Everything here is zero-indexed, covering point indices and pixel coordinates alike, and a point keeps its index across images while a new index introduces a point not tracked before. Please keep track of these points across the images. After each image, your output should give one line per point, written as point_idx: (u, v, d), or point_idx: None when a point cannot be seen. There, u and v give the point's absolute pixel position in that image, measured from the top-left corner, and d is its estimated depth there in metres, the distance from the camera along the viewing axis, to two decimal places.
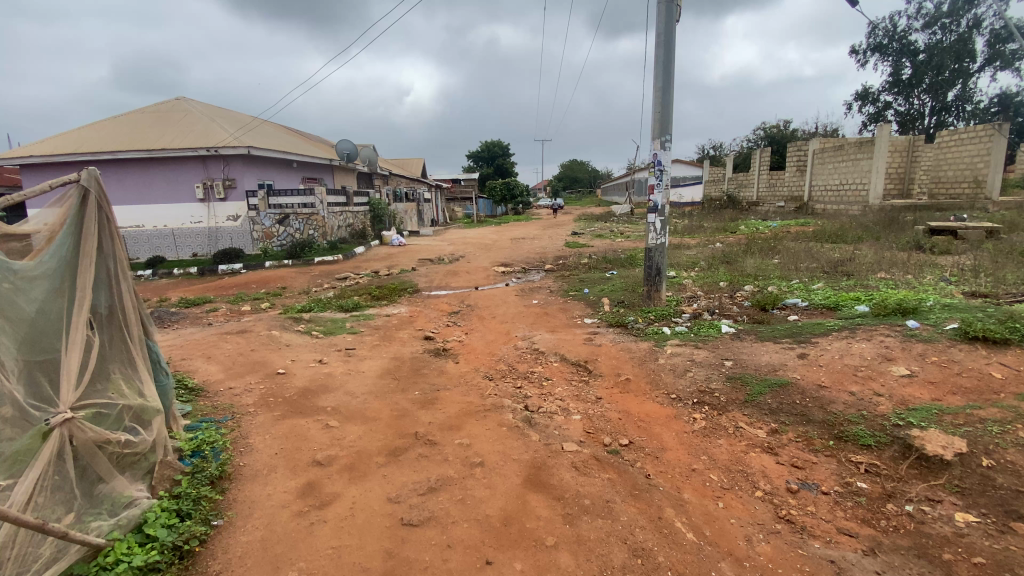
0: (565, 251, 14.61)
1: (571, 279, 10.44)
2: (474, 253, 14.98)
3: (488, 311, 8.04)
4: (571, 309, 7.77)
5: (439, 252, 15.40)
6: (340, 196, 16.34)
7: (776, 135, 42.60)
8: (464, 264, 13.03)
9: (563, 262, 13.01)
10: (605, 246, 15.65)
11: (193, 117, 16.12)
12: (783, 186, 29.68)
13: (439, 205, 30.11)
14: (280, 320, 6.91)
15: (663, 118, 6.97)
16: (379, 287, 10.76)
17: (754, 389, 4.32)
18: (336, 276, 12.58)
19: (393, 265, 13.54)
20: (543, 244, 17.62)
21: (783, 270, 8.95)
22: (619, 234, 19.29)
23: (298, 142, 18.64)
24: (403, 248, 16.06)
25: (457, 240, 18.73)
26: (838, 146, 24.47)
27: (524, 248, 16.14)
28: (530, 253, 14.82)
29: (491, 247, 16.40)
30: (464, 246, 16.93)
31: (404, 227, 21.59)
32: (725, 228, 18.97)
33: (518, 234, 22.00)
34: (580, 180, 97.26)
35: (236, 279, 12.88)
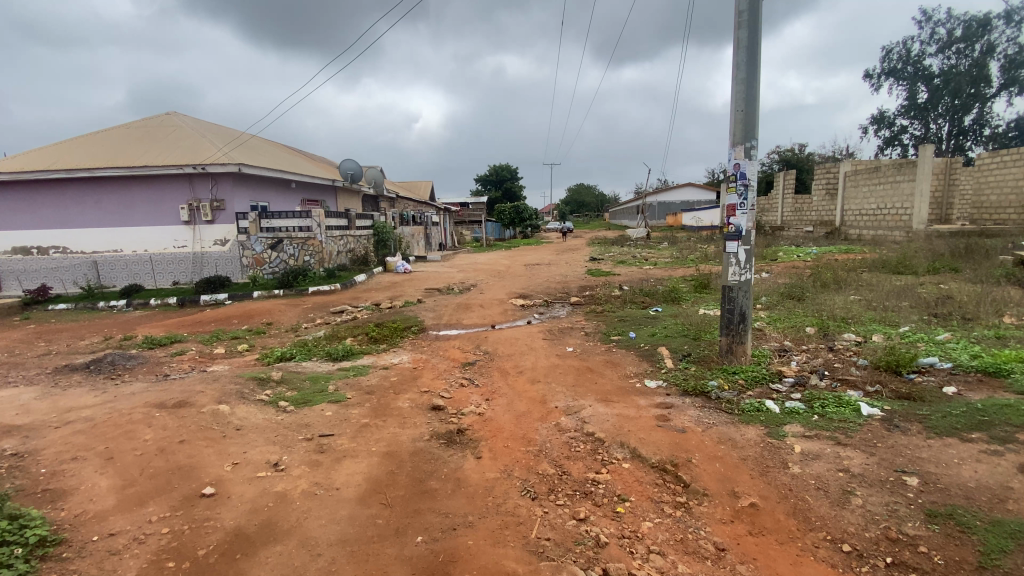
0: (592, 281, 12.86)
1: (608, 316, 8.67)
2: (489, 282, 13.30)
3: (513, 362, 6.30)
4: (622, 361, 6.01)
5: (448, 281, 13.77)
6: (342, 218, 14.73)
7: (794, 158, 41.18)
8: (477, 296, 11.32)
9: (592, 294, 11.25)
10: (634, 275, 13.89)
11: (182, 133, 14.79)
12: (810, 210, 27.82)
13: (448, 228, 28.64)
14: (240, 380, 5.20)
15: (748, 119, 5.29)
16: (378, 324, 9.05)
17: (988, 541, 2.62)
18: (331, 309, 10.94)
19: (396, 296, 11.90)
20: (562, 271, 15.93)
21: (878, 312, 7.18)
22: (644, 261, 17.58)
23: (297, 161, 17.31)
24: (409, 276, 14.46)
25: (466, 267, 17.09)
26: (874, 168, 22.69)
27: (543, 276, 14.42)
28: (551, 282, 13.08)
29: (505, 275, 14.74)
30: (476, 274, 15.30)
31: (411, 252, 20.05)
32: (761, 255, 17.16)
33: (532, 259, 20.35)
34: (588, 204, 96.23)
35: (217, 312, 11.26)
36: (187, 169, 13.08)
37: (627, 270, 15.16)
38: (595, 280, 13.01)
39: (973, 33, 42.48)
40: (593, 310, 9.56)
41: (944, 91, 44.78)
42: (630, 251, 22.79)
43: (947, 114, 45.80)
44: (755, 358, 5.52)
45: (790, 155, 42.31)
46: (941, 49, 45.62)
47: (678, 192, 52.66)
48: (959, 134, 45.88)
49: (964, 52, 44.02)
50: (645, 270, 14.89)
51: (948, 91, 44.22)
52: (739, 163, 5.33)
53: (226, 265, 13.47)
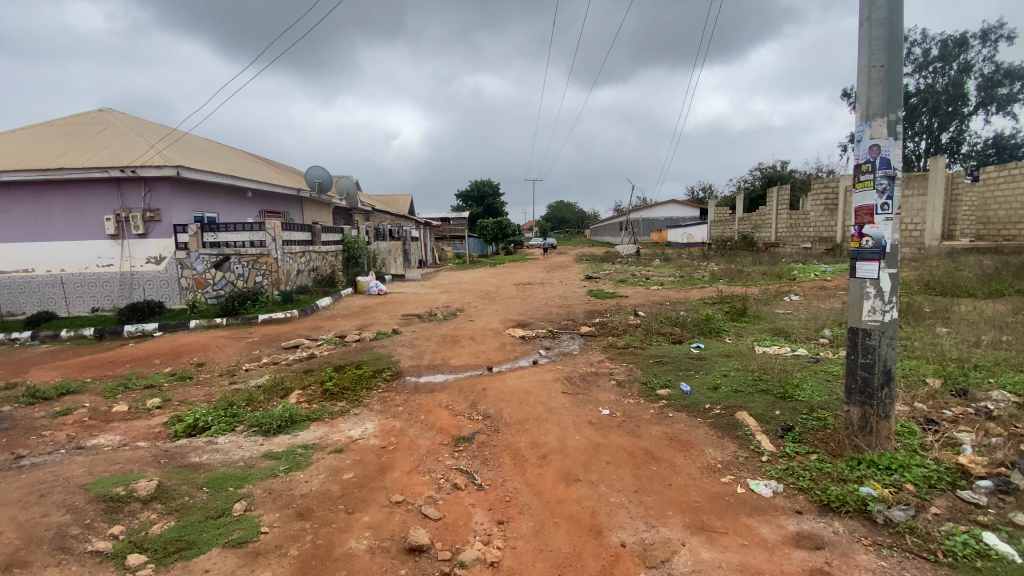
0: (600, 305, 10.98)
1: (638, 355, 6.73)
2: (479, 306, 11.32)
3: (531, 438, 4.29)
4: (693, 440, 4.06)
5: (430, 305, 11.74)
6: (305, 232, 12.59)
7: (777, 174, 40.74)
8: (465, 325, 9.28)
9: (605, 323, 9.31)
10: (644, 297, 12.05)
11: (114, 131, 12.51)
12: (806, 226, 26.27)
13: (427, 244, 26.56)
14: (85, 499, 3.08)
15: (893, 77, 3.49)
16: (341, 366, 6.93)
17: None
18: (284, 344, 8.79)
19: (366, 326, 9.82)
20: (559, 291, 13.99)
21: (1004, 356, 5.41)
22: (647, 281, 15.76)
23: (254, 167, 15.16)
24: (383, 299, 12.38)
25: (448, 287, 15.07)
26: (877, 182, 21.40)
27: (540, 299, 12.47)
28: (552, 306, 11.13)
29: (495, 298, 12.78)
30: (461, 295, 13.32)
31: (386, 270, 17.92)
32: (776, 274, 15.52)
33: (522, 277, 18.41)
34: (569, 220, 95.35)
35: (140, 348, 8.99)
36: (115, 172, 10.81)
37: (633, 290, 13.35)
38: (603, 304, 11.12)
39: (947, 53, 43.14)
40: (613, 345, 7.61)
41: (920, 110, 45.23)
42: (627, 268, 21.06)
43: (924, 132, 46.23)
44: (901, 439, 3.66)
45: (767, 174, 42.38)
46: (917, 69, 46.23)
47: (661, 209, 51.76)
48: (936, 151, 46.27)
49: (938, 72, 44.65)
50: (654, 291, 13.10)
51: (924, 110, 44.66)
52: (878, 145, 3.50)
53: (160, 288, 11.13)
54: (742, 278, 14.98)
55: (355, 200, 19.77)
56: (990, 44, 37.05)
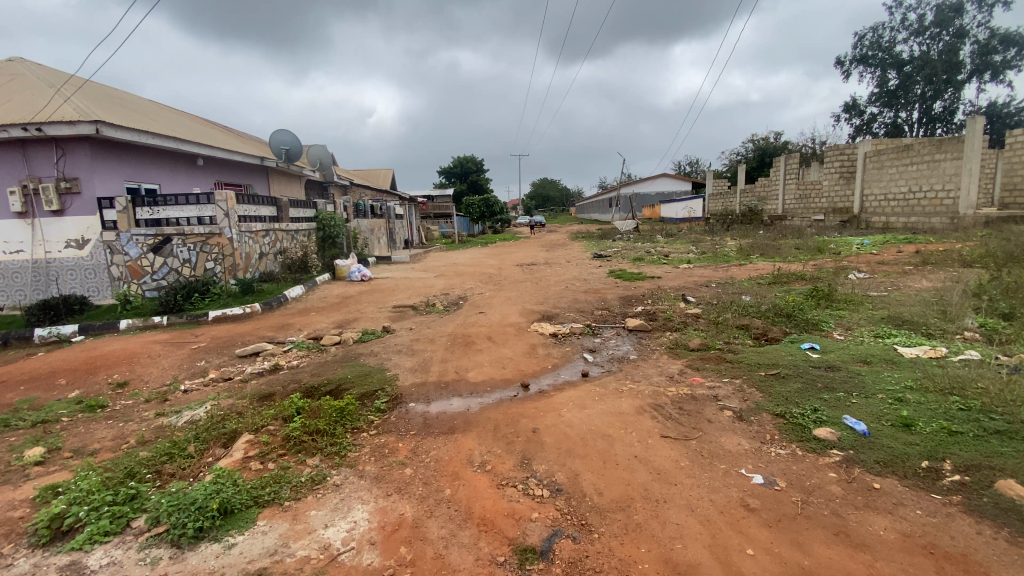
0: (635, 289, 9.01)
1: (736, 362, 4.78)
2: (486, 294, 9.26)
3: (664, 550, 2.37)
4: (976, 557, 2.18)
5: (426, 293, 9.63)
6: (269, 206, 10.27)
7: (770, 146, 39.07)
8: (476, 319, 7.22)
9: (653, 312, 7.34)
10: (679, 278, 10.13)
11: (22, 83, 9.96)
12: (819, 196, 24.42)
13: (413, 222, 24.19)
14: None
15: None
16: (314, 389, 4.84)
17: None
18: (240, 351, 6.64)
19: (348, 323, 7.69)
20: (573, 272, 11.94)
21: None
22: (666, 259, 13.83)
23: (206, 131, 12.74)
24: (368, 286, 10.20)
25: (442, 270, 12.95)
26: (902, 147, 19.48)
27: (558, 282, 10.44)
28: (576, 291, 9.13)
29: (502, 282, 10.70)
30: (460, 280, 11.23)
31: (370, 251, 15.69)
32: (812, 247, 13.71)
33: (523, 258, 16.33)
34: (553, 198, 92.83)
35: (48, 359, 6.78)
36: (15, 132, 8.37)
37: (661, 270, 11.42)
38: (636, 288, 9.14)
39: (943, 18, 41.72)
40: (684, 347, 5.65)
41: (915, 77, 43.86)
42: (635, 245, 19.10)
43: (918, 101, 45.01)
44: None
45: (762, 145, 40.71)
46: (912, 35, 44.74)
47: (652, 184, 49.86)
48: (929, 120, 45.17)
49: (934, 38, 43.24)
50: (686, 270, 11.15)
51: (918, 77, 43.31)
52: None
53: (85, 279, 8.80)
54: (776, 253, 13.16)
55: (331, 171, 17.29)
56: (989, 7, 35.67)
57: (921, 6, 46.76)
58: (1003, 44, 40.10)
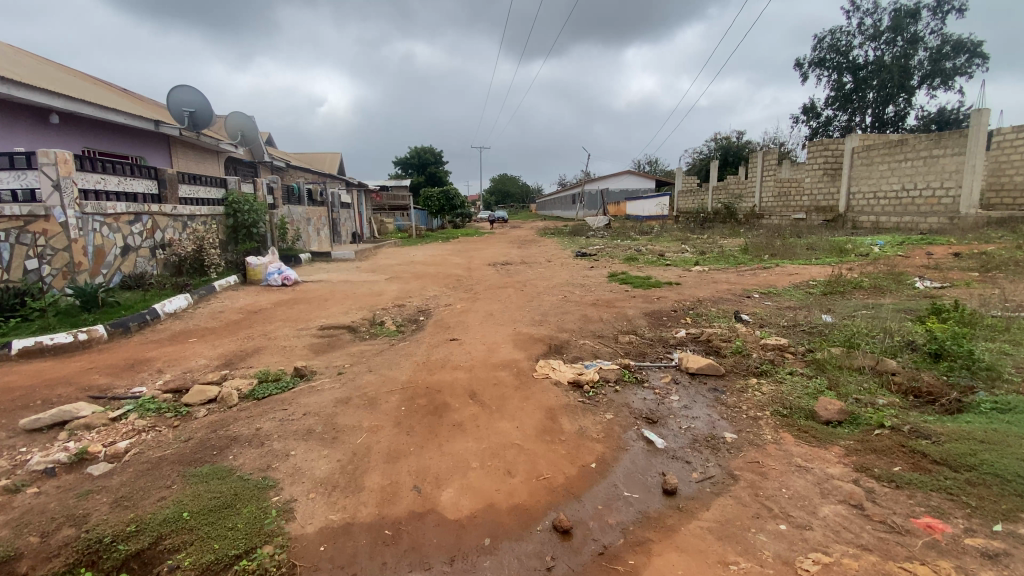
0: (658, 299, 6.62)
1: (972, 475, 2.48)
2: (456, 307, 6.63)
3: None
4: None
5: (371, 304, 6.91)
6: (145, 177, 7.05)
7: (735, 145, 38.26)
8: (447, 351, 4.63)
9: (710, 341, 4.96)
10: (704, 283, 7.87)
11: None
12: (799, 194, 22.91)
13: (362, 213, 21.12)
14: None
15: None
16: (102, 549, 2.23)
17: None
18: (31, 425, 3.62)
19: (246, 357, 4.92)
20: (561, 275, 9.51)
21: None
22: (664, 260, 11.64)
23: (73, 82, 9.52)
24: (289, 295, 7.35)
25: (393, 270, 10.19)
26: (895, 141, 18.19)
27: (547, 288, 7.95)
28: (580, 301, 6.65)
29: (474, 289, 8.08)
30: (416, 285, 8.54)
31: (304, 246, 12.67)
32: (828, 248, 11.87)
33: (492, 255, 13.76)
34: (513, 193, 90.32)
35: None
36: None
37: (671, 273, 9.13)
38: (659, 298, 6.76)
39: (899, 23, 42.26)
40: (814, 420, 3.29)
41: (871, 81, 44.31)
42: (615, 243, 16.91)
43: (873, 105, 45.58)
44: None
45: (727, 144, 39.87)
46: (869, 38, 45.16)
47: (617, 180, 48.30)
48: (882, 125, 45.83)
49: (889, 43, 43.81)
50: (703, 273, 8.90)
51: (875, 81, 43.71)
52: None
53: None
54: (790, 254, 11.19)
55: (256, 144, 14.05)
56: (943, 14, 36.15)
57: (876, 13, 47.46)
58: (953, 52, 41.02)
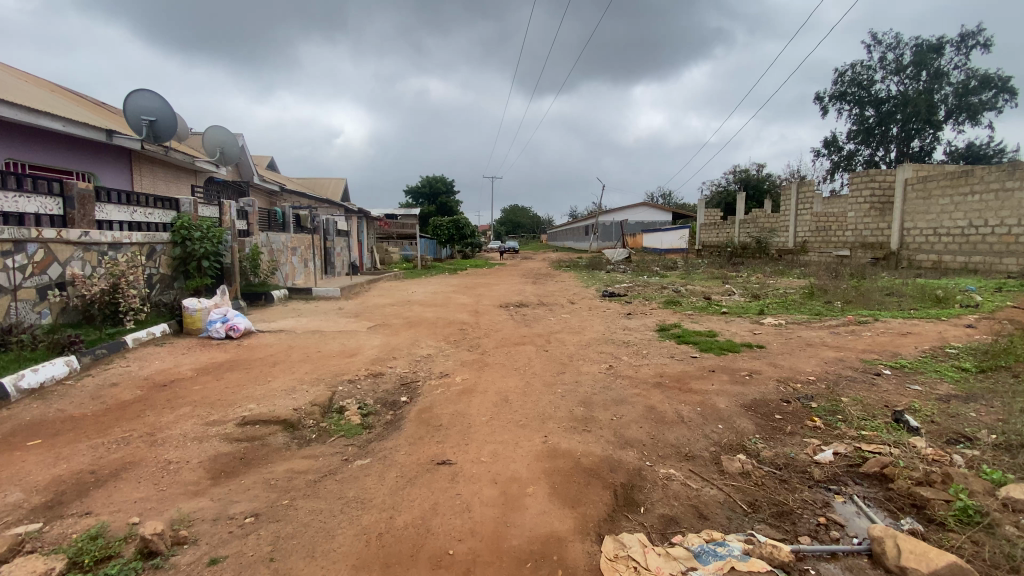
0: (751, 376, 4.53)
1: None
2: (455, 380, 4.58)
3: None
4: None
5: (337, 369, 4.88)
6: (44, 193, 5.15)
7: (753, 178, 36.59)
8: (432, 495, 2.58)
9: (888, 483, 2.87)
10: (796, 347, 5.75)
11: None
12: (841, 229, 20.59)
13: (363, 241, 19.36)
14: None
15: None
16: None
17: None
18: None
19: (89, 487, 2.89)
20: (593, 324, 7.44)
21: None
22: (714, 304, 9.51)
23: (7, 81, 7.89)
24: (228, 354, 5.36)
25: (381, 313, 8.22)
26: (958, 173, 15.79)
27: (583, 346, 5.88)
28: (636, 373, 4.58)
29: (483, 346, 6.05)
30: (407, 336, 6.52)
31: (286, 280, 10.79)
32: (913, 295, 9.62)
33: (503, 293, 11.75)
34: (524, 224, 89.16)
35: None
36: None
37: (738, 326, 7.02)
38: (750, 373, 4.67)
39: (923, 58, 40.80)
40: None
41: (894, 116, 42.48)
42: (642, 280, 14.80)
43: (897, 139, 43.71)
44: None
45: (746, 177, 38.16)
46: (891, 72, 43.68)
47: (632, 212, 46.63)
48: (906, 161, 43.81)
49: (913, 77, 42.25)
50: (782, 329, 6.78)
51: (900, 115, 41.98)
52: None
53: None
54: (873, 302, 8.98)
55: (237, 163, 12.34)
56: (972, 48, 34.45)
57: (900, 46, 46.02)
58: (981, 86, 39.34)
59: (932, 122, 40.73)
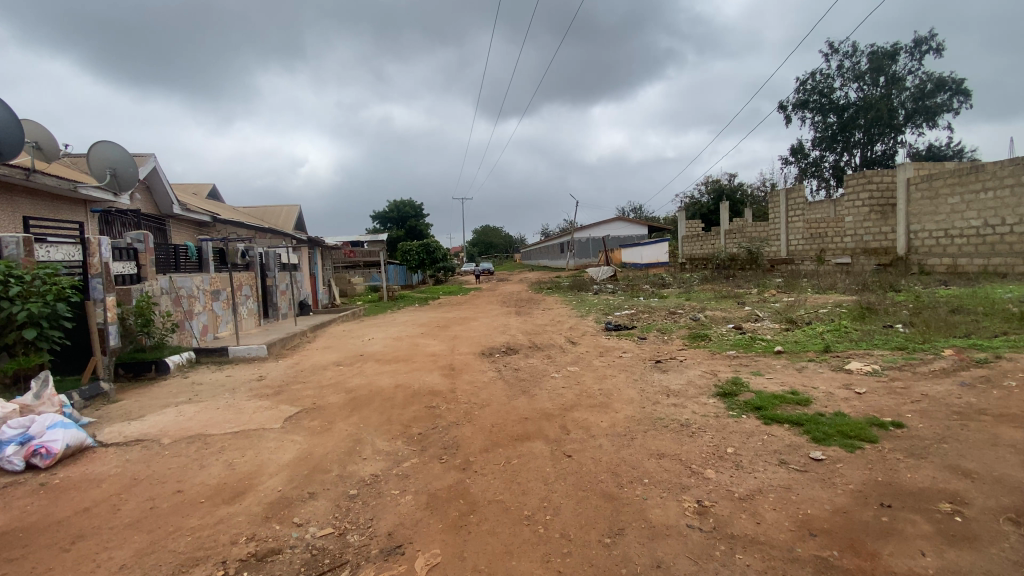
0: (963, 516, 2.44)
1: None
2: (414, 569, 2.35)
3: None
4: None
5: (189, 551, 2.60)
6: None
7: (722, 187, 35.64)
8: None
9: None
10: (954, 421, 3.65)
11: None
12: (839, 235, 19.14)
13: (317, 274, 16.85)
14: None
15: None
16: None
17: None
18: None
19: None
20: (616, 384, 5.25)
21: None
22: (754, 338, 7.45)
23: None
24: (6, 515, 2.99)
25: (318, 382, 5.86)
26: (965, 168, 14.35)
27: (624, 440, 3.70)
28: (756, 525, 2.45)
29: (465, 445, 3.81)
30: (346, 432, 4.20)
31: (197, 335, 8.29)
32: (989, 311, 7.66)
33: (484, 333, 9.48)
34: (497, 245, 87.23)
35: None
36: None
37: (823, 378, 4.95)
38: (949, 503, 2.59)
39: (879, 63, 40.99)
40: None
41: (858, 120, 42.26)
42: (641, 305, 12.73)
43: (860, 143, 43.47)
44: None
45: (719, 187, 37.17)
46: (850, 78, 43.86)
47: (607, 227, 45.23)
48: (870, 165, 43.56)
49: (872, 82, 42.40)
50: (891, 382, 4.71)
51: (862, 120, 41.98)
52: None
53: None
54: (957, 324, 7.01)
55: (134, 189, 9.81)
56: (926, 51, 34.51)
57: (856, 53, 46.42)
58: (938, 88, 39.50)
59: (893, 126, 40.76)
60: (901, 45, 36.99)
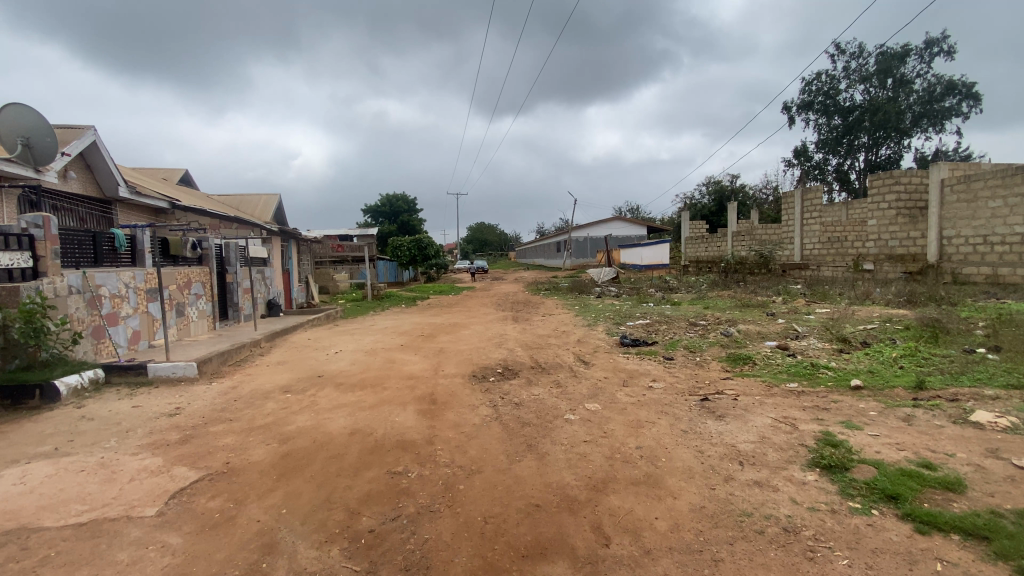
0: None
1: None
2: None
3: None
4: None
5: None
6: None
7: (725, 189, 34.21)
8: None
9: None
10: None
11: None
12: (861, 239, 17.84)
13: (292, 270, 15.24)
14: None
15: None
16: None
17: None
18: None
19: None
20: (659, 436, 3.76)
21: None
22: (811, 363, 5.96)
23: None
24: None
25: (249, 420, 4.34)
26: (1008, 168, 12.98)
27: (705, 568, 2.22)
28: None
29: (441, 568, 2.32)
30: (255, 527, 2.70)
31: (120, 344, 6.73)
32: None
33: (475, 345, 7.94)
34: (492, 242, 85.60)
35: None
36: None
37: (956, 440, 3.48)
38: None
39: (887, 65, 39.69)
40: None
41: (863, 124, 40.93)
42: (655, 314, 11.27)
43: (864, 147, 42.14)
44: None
45: (721, 188, 35.76)
46: (857, 79, 42.56)
47: (606, 227, 43.79)
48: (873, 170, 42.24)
49: (879, 84, 41.10)
50: None
51: (867, 123, 40.66)
52: None
53: None
54: None
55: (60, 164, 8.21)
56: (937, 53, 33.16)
57: (863, 54, 45.06)
58: (948, 91, 38.24)
59: (900, 130, 39.40)
60: (912, 46, 35.55)
